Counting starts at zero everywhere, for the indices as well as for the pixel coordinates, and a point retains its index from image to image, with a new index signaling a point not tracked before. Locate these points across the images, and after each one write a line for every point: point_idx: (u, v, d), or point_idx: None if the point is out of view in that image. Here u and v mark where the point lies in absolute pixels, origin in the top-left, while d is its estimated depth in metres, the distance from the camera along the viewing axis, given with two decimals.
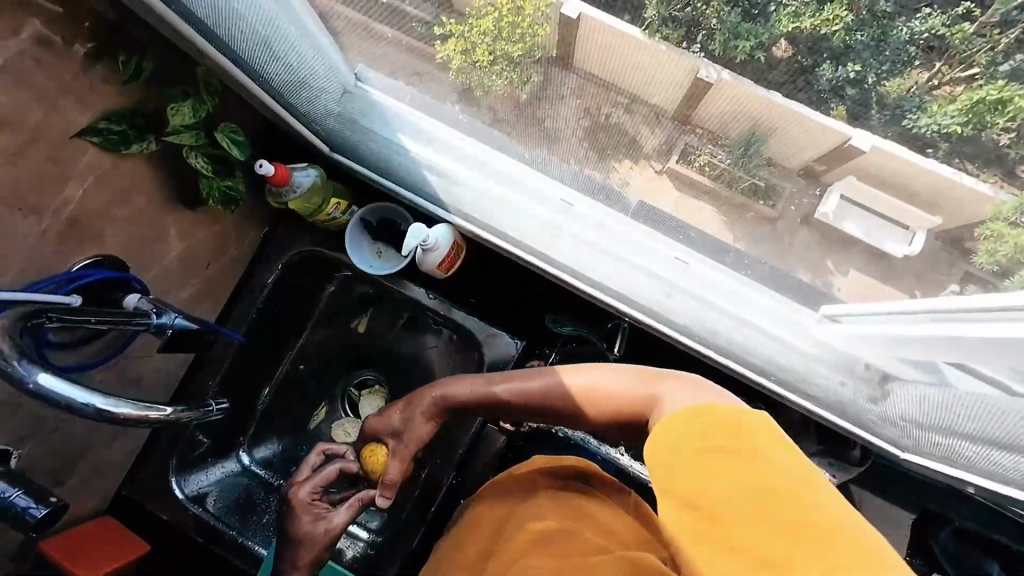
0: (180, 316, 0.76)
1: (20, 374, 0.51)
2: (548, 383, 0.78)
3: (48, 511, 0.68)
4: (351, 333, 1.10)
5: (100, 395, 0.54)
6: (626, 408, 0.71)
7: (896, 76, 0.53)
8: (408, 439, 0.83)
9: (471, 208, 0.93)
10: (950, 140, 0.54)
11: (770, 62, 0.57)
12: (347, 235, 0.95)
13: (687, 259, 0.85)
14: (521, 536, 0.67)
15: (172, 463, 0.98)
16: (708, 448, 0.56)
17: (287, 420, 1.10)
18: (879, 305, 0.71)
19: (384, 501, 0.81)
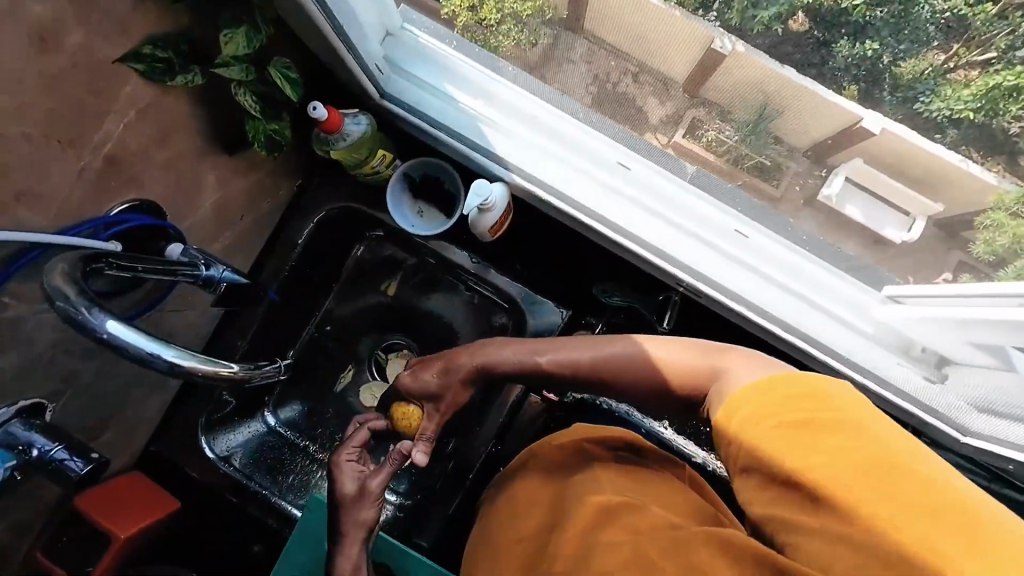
0: (227, 269, 0.74)
1: (91, 323, 0.48)
2: (597, 355, 0.74)
3: (89, 467, 0.66)
4: (380, 296, 1.06)
5: (171, 348, 0.51)
6: (688, 382, 0.69)
7: (913, 57, 0.56)
8: (443, 405, 0.81)
9: (525, 167, 0.87)
10: (961, 126, 0.57)
11: (786, 33, 0.59)
12: (390, 192, 0.91)
13: (747, 233, 0.83)
14: (586, 508, 0.65)
15: (202, 422, 0.96)
16: (792, 420, 0.56)
17: (314, 383, 1.07)
18: (932, 288, 0.72)
19: (422, 455, 0.77)
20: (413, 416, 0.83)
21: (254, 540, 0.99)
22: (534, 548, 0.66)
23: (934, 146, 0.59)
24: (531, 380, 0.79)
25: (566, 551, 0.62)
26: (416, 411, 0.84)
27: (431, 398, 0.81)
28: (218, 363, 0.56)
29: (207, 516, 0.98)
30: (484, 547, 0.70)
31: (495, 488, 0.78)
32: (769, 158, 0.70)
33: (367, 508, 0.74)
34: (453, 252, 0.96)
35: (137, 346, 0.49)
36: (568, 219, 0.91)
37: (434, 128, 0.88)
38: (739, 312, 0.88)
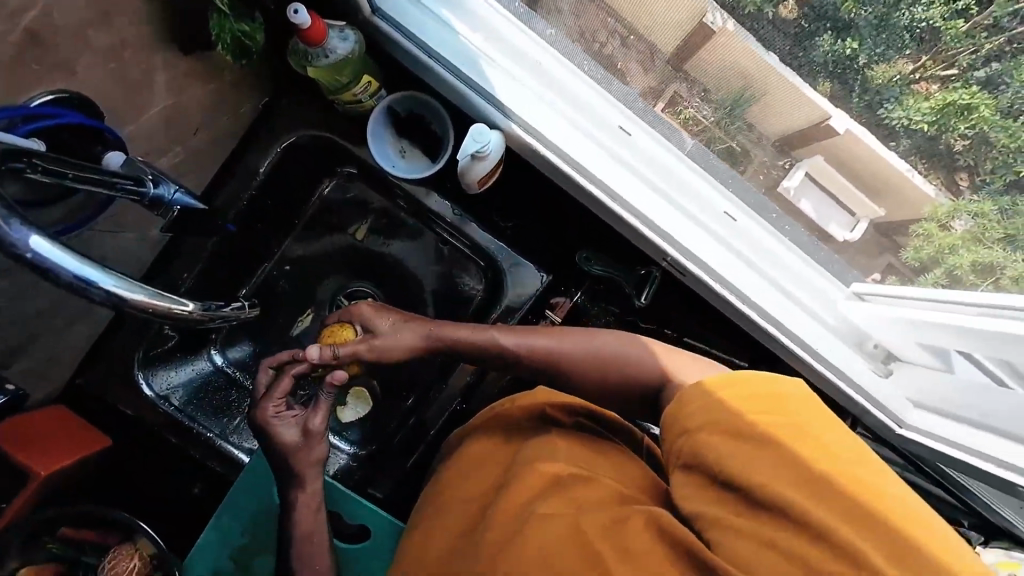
0: (179, 190, 0.66)
1: (10, 236, 0.39)
2: (553, 348, 0.71)
3: None
4: (344, 240, 0.99)
5: (114, 278, 0.42)
6: (636, 384, 0.67)
7: (886, 62, 0.54)
8: (383, 349, 0.75)
9: (527, 117, 0.80)
10: (914, 136, 0.57)
11: (773, 16, 0.57)
12: (372, 123, 0.83)
13: (736, 217, 0.81)
14: (530, 479, 0.61)
15: (138, 357, 0.88)
16: (743, 414, 0.54)
17: (269, 326, 1.00)
18: (893, 289, 0.74)
19: (315, 351, 0.71)
20: (344, 333, 0.77)
21: (193, 482, 0.93)
22: (467, 525, 0.61)
23: (887, 152, 0.60)
24: (480, 360, 0.74)
25: (499, 525, 0.57)
26: (348, 326, 0.78)
27: (384, 349, 0.75)
28: (176, 299, 0.47)
29: (142, 455, 0.91)
30: (426, 520, 0.65)
31: (449, 451, 0.76)
32: (739, 143, 0.71)
33: (317, 446, 0.72)
34: (432, 200, 0.90)
35: (67, 267, 0.40)
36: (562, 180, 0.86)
37: (424, 54, 0.79)
38: (716, 295, 0.87)
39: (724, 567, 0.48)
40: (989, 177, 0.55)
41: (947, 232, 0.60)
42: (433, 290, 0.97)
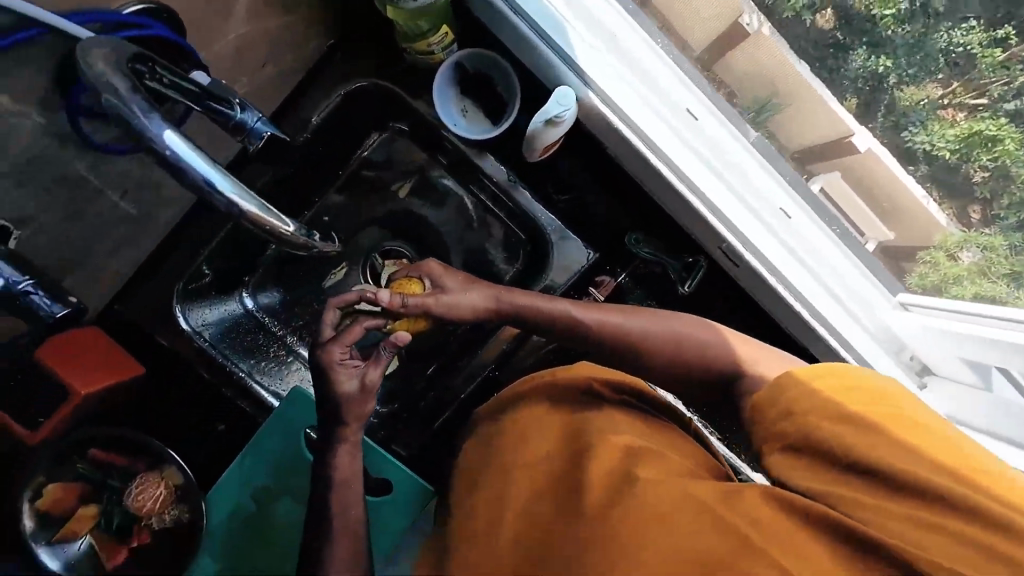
0: (265, 120, 0.61)
1: (149, 132, 0.47)
2: (610, 324, 0.69)
3: (67, 312, 0.67)
4: (387, 196, 0.98)
5: (230, 184, 0.48)
6: (711, 368, 0.66)
7: (915, 84, 0.64)
8: (449, 307, 0.74)
9: (611, 91, 0.79)
10: (933, 162, 0.66)
11: (806, 27, 0.66)
12: (437, 80, 0.83)
13: (791, 215, 0.80)
14: (616, 444, 0.61)
15: (177, 290, 0.88)
16: (840, 400, 0.54)
17: (303, 276, 1.02)
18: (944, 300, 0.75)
19: (386, 296, 0.71)
20: (411, 285, 0.77)
21: (217, 420, 0.93)
22: (561, 489, 0.60)
23: (906, 175, 0.69)
24: (530, 327, 0.74)
25: (604, 485, 0.57)
26: (416, 278, 0.77)
27: (450, 305, 0.74)
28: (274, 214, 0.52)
29: (170, 386, 0.91)
30: (483, 480, 0.64)
31: (490, 416, 0.73)
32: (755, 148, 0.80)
33: (369, 402, 0.71)
34: (484, 159, 0.90)
35: (197, 168, 0.47)
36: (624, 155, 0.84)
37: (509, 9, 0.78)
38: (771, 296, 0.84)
39: (879, 539, 0.48)
40: (999, 212, 0.66)
41: (954, 261, 0.70)
42: (464, 260, 0.97)
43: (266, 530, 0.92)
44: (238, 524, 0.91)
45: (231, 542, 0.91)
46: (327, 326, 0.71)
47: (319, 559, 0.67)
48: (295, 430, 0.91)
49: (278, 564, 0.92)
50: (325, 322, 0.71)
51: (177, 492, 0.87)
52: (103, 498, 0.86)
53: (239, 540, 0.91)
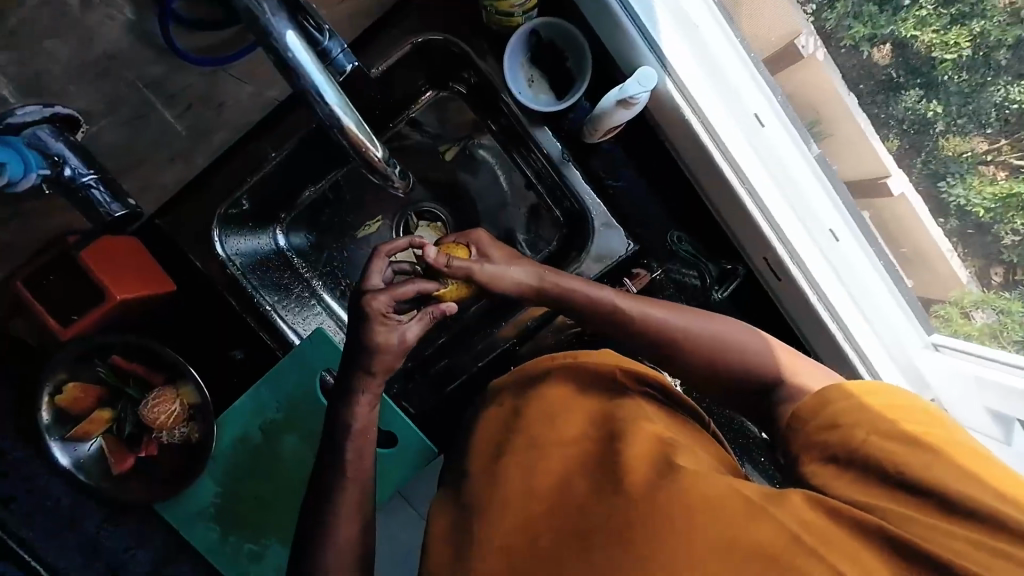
0: (346, 53, 0.66)
1: (273, 31, 0.52)
2: (651, 315, 0.69)
3: (122, 212, 0.77)
4: (434, 158, 1.01)
5: (336, 96, 0.55)
6: (753, 376, 0.64)
7: (962, 135, 0.68)
8: (491, 274, 0.76)
9: (686, 75, 0.76)
10: (969, 217, 0.70)
11: (865, 60, 0.69)
12: (510, 47, 0.83)
13: (840, 237, 0.79)
14: (648, 436, 0.57)
15: (217, 215, 0.87)
16: (894, 417, 0.49)
17: (335, 223, 1.05)
18: (981, 347, 0.75)
19: (432, 252, 0.74)
20: (457, 250, 0.79)
21: (235, 346, 0.95)
22: (590, 482, 0.54)
23: (936, 227, 0.73)
24: (566, 306, 0.75)
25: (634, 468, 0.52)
26: (461, 245, 0.79)
27: (496, 278, 0.76)
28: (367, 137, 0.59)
29: (196, 307, 0.93)
30: (504, 457, 0.61)
31: (512, 394, 0.71)
32: None
33: (396, 358, 0.71)
34: (537, 132, 0.88)
35: (312, 79, 0.53)
36: (690, 149, 0.83)
37: None
38: (807, 315, 0.83)
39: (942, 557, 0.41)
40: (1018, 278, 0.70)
41: (967, 320, 0.75)
42: (494, 232, 1.01)
43: (269, 462, 0.94)
44: (243, 452, 0.93)
45: (234, 467, 0.93)
46: (375, 275, 0.72)
47: (325, 495, 0.67)
48: (310, 367, 0.93)
49: (275, 496, 0.94)
50: (370, 272, 0.72)
51: (192, 410, 0.89)
52: (119, 405, 0.89)
53: (242, 468, 0.94)
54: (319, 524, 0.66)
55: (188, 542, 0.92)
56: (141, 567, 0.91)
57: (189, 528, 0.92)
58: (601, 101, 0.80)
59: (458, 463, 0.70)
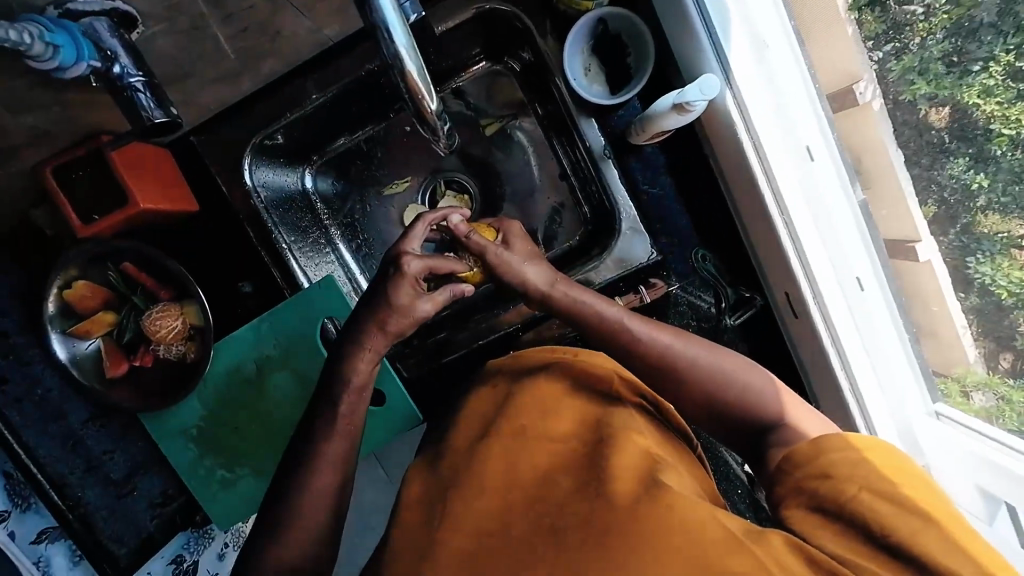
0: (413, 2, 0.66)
1: None
2: (655, 340, 0.66)
3: (162, 120, 0.76)
4: (474, 132, 1.00)
5: (405, 39, 0.53)
6: (749, 415, 0.62)
7: (1003, 214, 0.66)
8: (502, 266, 0.74)
9: (748, 96, 0.75)
10: (991, 296, 0.69)
11: (920, 118, 0.69)
12: (572, 33, 0.82)
13: (865, 286, 0.77)
14: (637, 448, 0.56)
15: (252, 141, 0.88)
16: (892, 478, 0.48)
17: (364, 175, 1.04)
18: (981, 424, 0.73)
19: (456, 216, 0.75)
20: (485, 232, 0.82)
21: (244, 279, 0.96)
22: (570, 480, 0.54)
23: (954, 300, 0.73)
24: (567, 315, 0.71)
25: (619, 476, 0.52)
26: (492, 228, 0.82)
27: (512, 269, 0.74)
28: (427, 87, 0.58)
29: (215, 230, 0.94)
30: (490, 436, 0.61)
31: (507, 382, 0.70)
32: None
33: (407, 324, 0.71)
34: (584, 124, 0.87)
35: (383, 15, 0.52)
36: (736, 170, 0.82)
37: None
38: (816, 358, 0.82)
39: None
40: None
41: (965, 399, 0.74)
42: (518, 215, 1.00)
43: (256, 396, 0.95)
44: (234, 382, 0.95)
45: (222, 394, 0.95)
46: (415, 239, 0.72)
47: (306, 437, 0.68)
48: (314, 312, 0.93)
49: (257, 430, 0.96)
50: (412, 239, 0.72)
51: (191, 330, 0.91)
52: (122, 311, 0.89)
53: (229, 396, 0.95)
54: (297, 464, 0.67)
55: (166, 457, 0.94)
56: (118, 472, 0.90)
57: (168, 445, 0.93)
58: (661, 100, 0.78)
59: (444, 433, 0.70)
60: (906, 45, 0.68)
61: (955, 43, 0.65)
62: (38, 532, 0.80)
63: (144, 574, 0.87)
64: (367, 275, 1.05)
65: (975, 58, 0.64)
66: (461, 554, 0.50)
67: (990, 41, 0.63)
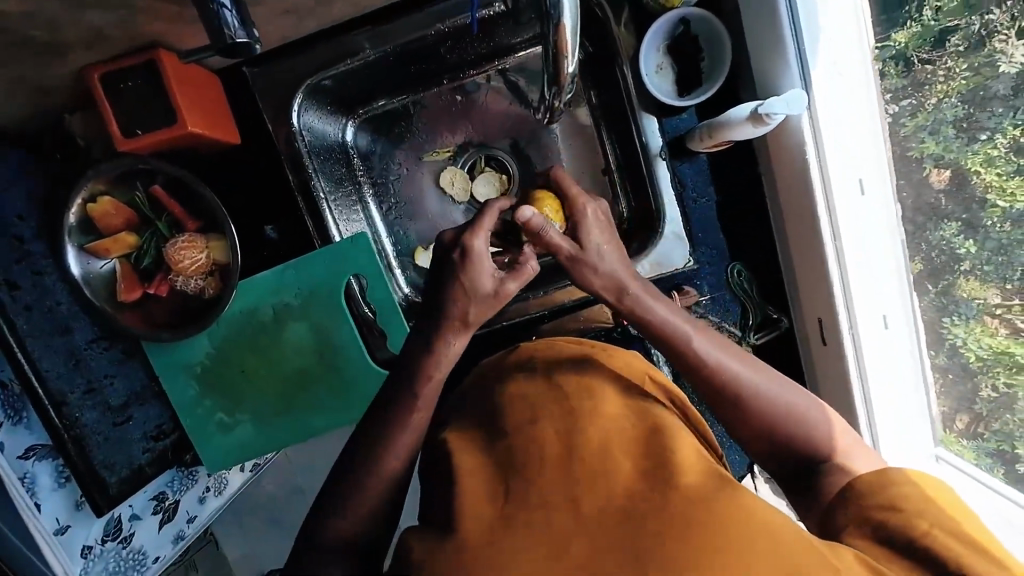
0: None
1: None
2: (730, 375, 0.58)
3: (242, 44, 0.65)
4: (525, 114, 1.00)
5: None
6: (803, 452, 0.57)
7: (977, 281, 0.72)
8: (576, 264, 0.65)
9: (815, 124, 0.75)
10: (968, 351, 0.74)
11: (923, 178, 0.74)
12: (652, 29, 0.84)
13: (891, 325, 0.79)
14: (691, 445, 0.53)
15: (307, 83, 0.86)
16: (958, 514, 0.46)
17: (408, 138, 1.02)
18: (971, 471, 0.75)
19: (527, 215, 0.64)
20: (552, 212, 0.82)
21: (270, 222, 0.96)
22: (630, 461, 0.51)
23: (925, 356, 0.80)
24: (642, 324, 0.64)
25: (689, 470, 0.49)
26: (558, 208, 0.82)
27: (575, 261, 0.65)
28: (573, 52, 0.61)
29: (262, 168, 0.95)
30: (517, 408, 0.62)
31: (544, 366, 0.68)
32: None
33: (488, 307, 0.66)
34: (643, 117, 0.86)
35: None
36: (791, 191, 0.83)
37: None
38: (835, 388, 0.85)
39: None
40: (980, 432, 0.75)
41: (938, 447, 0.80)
42: None
43: (267, 343, 0.93)
44: (247, 326, 0.93)
45: (234, 335, 0.93)
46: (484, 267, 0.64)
47: None
48: (342, 266, 0.92)
49: (262, 377, 0.94)
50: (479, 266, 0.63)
51: (213, 267, 0.88)
52: (144, 234, 0.86)
53: (238, 339, 0.93)
54: None
55: (164, 391, 0.93)
56: (116, 398, 0.86)
57: (169, 379, 0.92)
58: (737, 110, 0.78)
59: (473, 405, 0.69)
60: (922, 103, 0.72)
61: (967, 108, 0.69)
62: (27, 448, 0.76)
63: (126, 506, 0.84)
64: (394, 241, 1.03)
65: (983, 129, 0.67)
66: (522, 527, 0.47)
67: (1001, 114, 0.66)
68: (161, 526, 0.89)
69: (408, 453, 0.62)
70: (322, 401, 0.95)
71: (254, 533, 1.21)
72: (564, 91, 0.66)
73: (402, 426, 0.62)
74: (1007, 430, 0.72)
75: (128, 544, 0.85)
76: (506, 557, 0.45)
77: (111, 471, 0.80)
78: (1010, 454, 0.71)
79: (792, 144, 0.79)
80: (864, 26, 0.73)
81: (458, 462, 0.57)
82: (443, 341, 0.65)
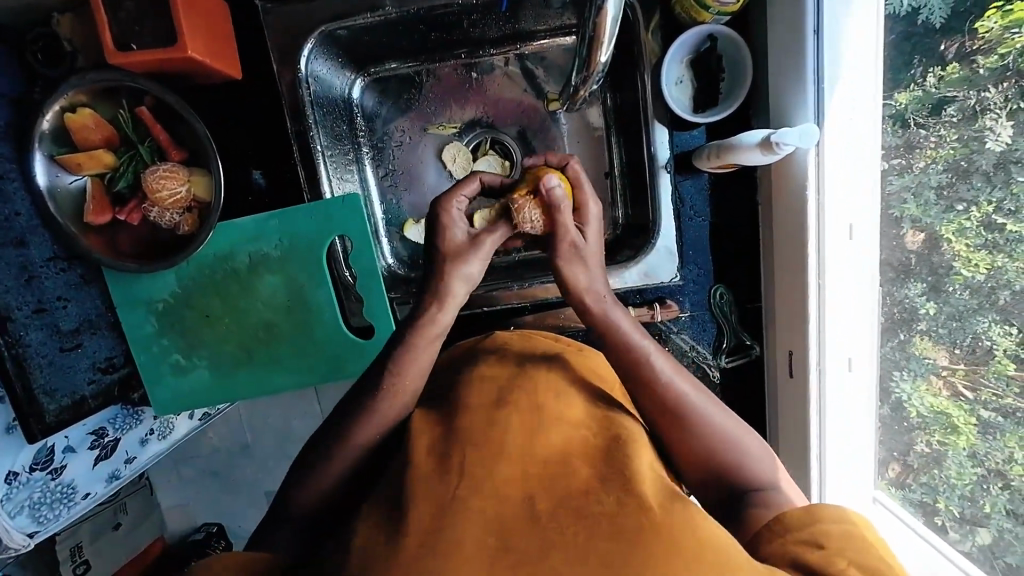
0: None
1: None
2: (676, 395, 0.60)
3: None
4: (538, 103, 0.99)
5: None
6: (736, 477, 0.58)
7: (927, 341, 0.75)
8: (568, 256, 0.66)
9: (818, 164, 0.77)
10: (917, 407, 0.78)
11: (900, 235, 0.77)
12: (678, 42, 0.84)
13: (855, 368, 0.82)
14: (650, 458, 0.54)
15: (320, 30, 0.83)
16: (877, 553, 0.46)
17: (417, 106, 0.99)
18: (899, 512, 0.80)
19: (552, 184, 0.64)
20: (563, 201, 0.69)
21: (260, 169, 0.93)
22: (593, 466, 0.51)
23: (874, 402, 0.83)
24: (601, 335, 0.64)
25: (645, 482, 0.49)
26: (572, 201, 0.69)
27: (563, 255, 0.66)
28: (607, 47, 0.62)
29: (262, 109, 0.91)
30: (485, 391, 0.61)
31: (519, 357, 0.68)
32: None
33: (473, 269, 0.64)
34: (656, 127, 0.86)
35: None
36: (783, 226, 0.85)
37: (801, 33, 0.75)
38: (793, 420, 0.88)
39: None
40: (908, 481, 0.80)
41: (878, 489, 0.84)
42: None
43: (238, 292, 0.90)
44: (219, 269, 0.89)
45: (205, 277, 0.89)
46: (454, 230, 0.64)
47: None
48: (327, 226, 0.89)
49: (227, 325, 0.91)
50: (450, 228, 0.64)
51: (192, 202, 0.84)
52: (124, 155, 0.82)
53: (208, 282, 0.89)
54: None
55: (120, 323, 0.89)
56: (68, 323, 0.82)
57: (127, 313, 0.89)
58: (749, 134, 0.78)
59: (443, 384, 0.69)
60: (910, 165, 0.74)
61: (949, 176, 0.71)
62: None
63: (61, 437, 0.79)
64: (386, 209, 1.01)
65: (961, 200, 0.69)
66: (476, 513, 0.46)
67: (979, 187, 0.68)
68: (96, 463, 0.84)
69: (372, 422, 0.61)
70: (285, 358, 0.92)
71: (194, 484, 1.18)
72: (593, 79, 0.67)
73: (371, 392, 0.62)
74: (932, 483, 0.77)
75: (57, 476, 0.79)
76: (455, 543, 0.44)
77: (51, 399, 0.75)
78: (932, 506, 0.76)
79: (793, 179, 0.81)
80: (876, 80, 0.76)
81: (419, 440, 0.56)
82: (424, 318, 0.63)
